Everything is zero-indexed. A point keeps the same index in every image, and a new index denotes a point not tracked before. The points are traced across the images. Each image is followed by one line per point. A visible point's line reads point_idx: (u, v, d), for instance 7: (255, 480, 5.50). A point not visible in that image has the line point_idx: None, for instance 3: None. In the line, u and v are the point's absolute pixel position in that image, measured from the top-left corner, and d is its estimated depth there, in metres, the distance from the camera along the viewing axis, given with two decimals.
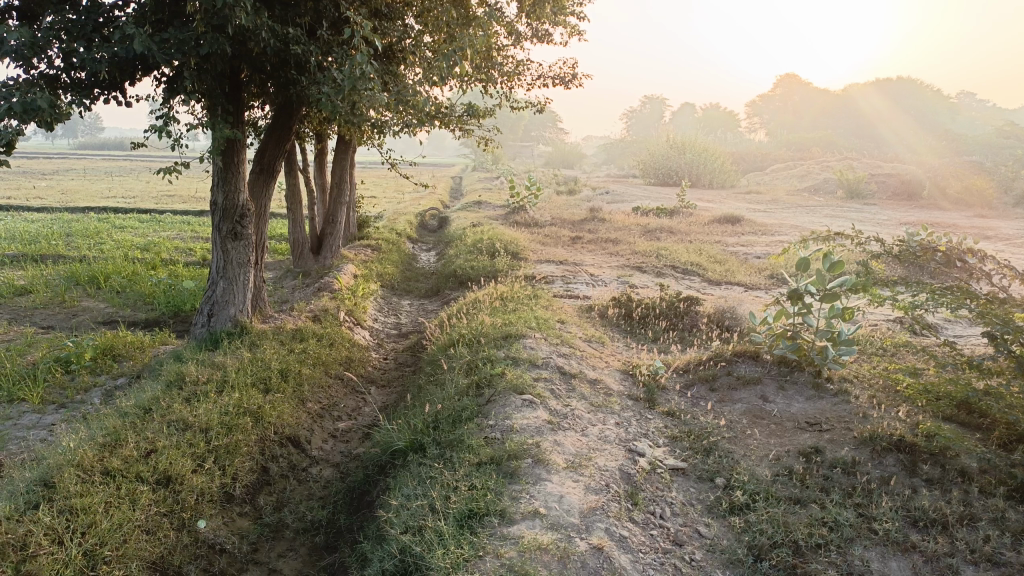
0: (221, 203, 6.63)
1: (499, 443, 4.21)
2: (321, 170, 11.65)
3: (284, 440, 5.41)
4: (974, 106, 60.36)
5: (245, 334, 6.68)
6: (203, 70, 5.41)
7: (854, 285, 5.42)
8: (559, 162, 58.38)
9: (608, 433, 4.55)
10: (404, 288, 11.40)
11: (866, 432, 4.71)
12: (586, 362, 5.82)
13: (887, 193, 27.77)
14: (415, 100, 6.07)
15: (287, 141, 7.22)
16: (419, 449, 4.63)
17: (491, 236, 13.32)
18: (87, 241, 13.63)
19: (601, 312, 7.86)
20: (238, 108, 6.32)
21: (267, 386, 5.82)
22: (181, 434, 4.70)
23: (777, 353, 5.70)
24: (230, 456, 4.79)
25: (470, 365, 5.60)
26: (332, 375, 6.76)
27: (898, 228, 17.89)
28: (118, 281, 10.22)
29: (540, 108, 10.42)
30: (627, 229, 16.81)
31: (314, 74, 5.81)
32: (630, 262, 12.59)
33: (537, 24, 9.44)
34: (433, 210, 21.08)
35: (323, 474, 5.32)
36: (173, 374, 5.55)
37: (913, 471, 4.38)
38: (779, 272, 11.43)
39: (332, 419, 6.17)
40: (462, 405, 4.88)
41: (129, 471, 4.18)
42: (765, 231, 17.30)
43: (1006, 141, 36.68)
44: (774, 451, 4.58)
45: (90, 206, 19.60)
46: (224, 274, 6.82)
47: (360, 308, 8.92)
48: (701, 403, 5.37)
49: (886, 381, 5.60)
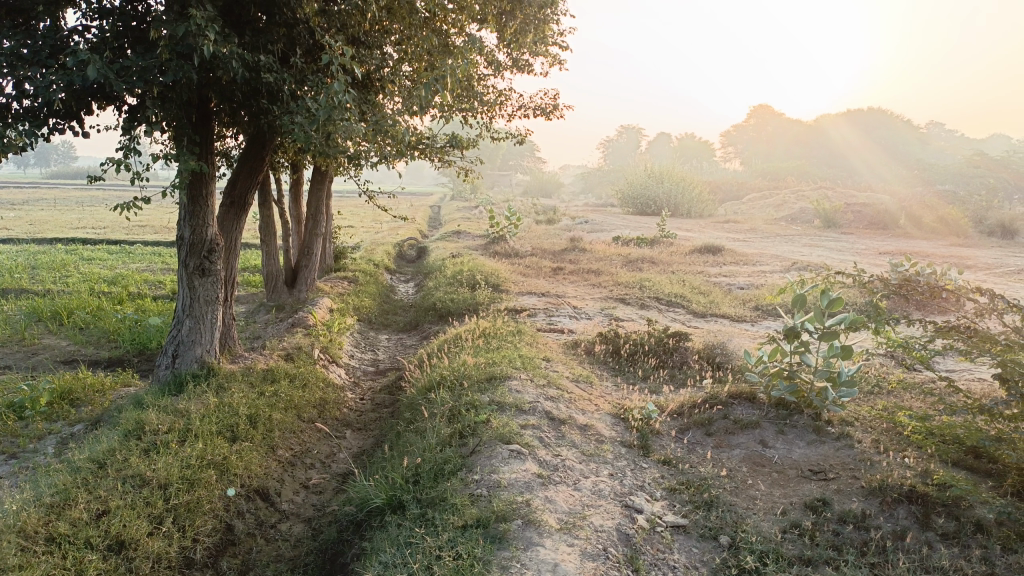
0: (188, 237, 6.28)
1: (485, 501, 3.87)
2: (297, 201, 11.31)
3: (251, 494, 5.03)
4: (944, 136, 61.37)
5: (212, 376, 6.29)
6: (166, 99, 5.10)
7: (854, 322, 5.15)
8: (537, 191, 58.31)
9: (602, 486, 4.23)
10: (381, 322, 11.06)
11: (875, 482, 4.43)
12: (575, 405, 5.49)
13: (862, 221, 27.94)
14: (393, 130, 5.79)
15: (259, 173, 6.89)
16: (397, 507, 4.27)
17: (471, 268, 13.03)
18: (52, 274, 13.15)
19: (587, 348, 7.55)
20: (207, 138, 6.00)
21: (234, 433, 5.44)
22: (137, 492, 4.33)
23: (775, 395, 5.44)
24: (191, 515, 4.43)
25: (452, 412, 5.25)
26: (304, 419, 6.38)
27: (877, 257, 17.89)
28: (82, 316, 9.78)
29: (521, 139, 10.19)
30: (609, 260, 16.60)
31: (286, 103, 5.52)
32: (613, 294, 12.34)
33: (518, 54, 9.27)
34: (411, 240, 20.79)
35: (293, 531, 4.93)
36: (133, 422, 5.17)
37: (926, 523, 4.10)
38: (764, 305, 11.25)
39: (303, 468, 5.78)
40: (444, 458, 4.53)
41: (77, 537, 3.82)
42: (747, 261, 17.19)
43: (977, 171, 37.28)
44: (778, 503, 4.28)
45: (58, 237, 19.08)
46: (190, 312, 6.44)
47: (336, 345, 8.56)
48: (697, 449, 5.06)
49: (889, 423, 5.33)
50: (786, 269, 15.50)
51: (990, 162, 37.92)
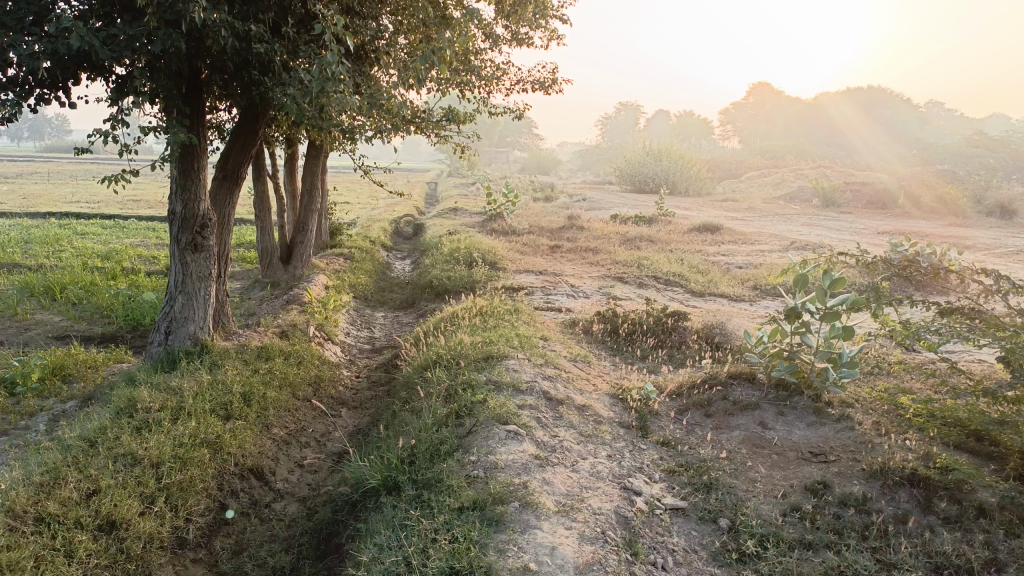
0: (180, 212, 6.17)
1: (482, 483, 3.81)
2: (292, 176, 11.17)
3: (245, 473, 4.97)
4: (943, 116, 61.02)
5: (205, 353, 6.21)
6: (155, 69, 4.96)
7: (857, 304, 5.08)
8: (535, 168, 57.97)
9: (600, 468, 4.17)
10: (377, 299, 10.96)
11: (876, 465, 4.37)
12: (573, 386, 5.43)
13: (860, 201, 27.82)
14: (389, 103, 5.66)
15: (253, 147, 6.75)
16: (393, 488, 4.21)
17: (468, 245, 12.92)
18: (46, 248, 13.01)
19: (585, 327, 7.48)
20: (198, 110, 5.87)
21: (228, 412, 5.38)
22: (128, 471, 4.27)
23: (775, 376, 5.38)
24: (183, 494, 4.37)
25: (448, 391, 5.18)
26: (299, 397, 6.31)
27: (877, 237, 17.81)
28: (75, 292, 9.67)
29: (519, 115, 10.05)
30: (607, 238, 16.50)
31: (279, 75, 5.38)
32: (611, 272, 12.26)
33: (517, 28, 9.10)
34: (407, 217, 20.63)
35: (287, 510, 4.87)
36: (125, 400, 5.09)
37: (928, 507, 4.06)
38: (763, 284, 11.18)
39: (298, 446, 5.72)
40: (440, 438, 4.46)
41: (66, 517, 3.75)
42: (745, 240, 17.10)
43: (976, 151, 37.12)
44: (779, 486, 4.23)
45: (51, 211, 18.91)
46: (183, 288, 6.34)
47: (331, 322, 8.48)
48: (696, 430, 5.00)
49: (890, 405, 5.28)
50: (785, 249, 15.42)
51: (989, 142, 37.76)
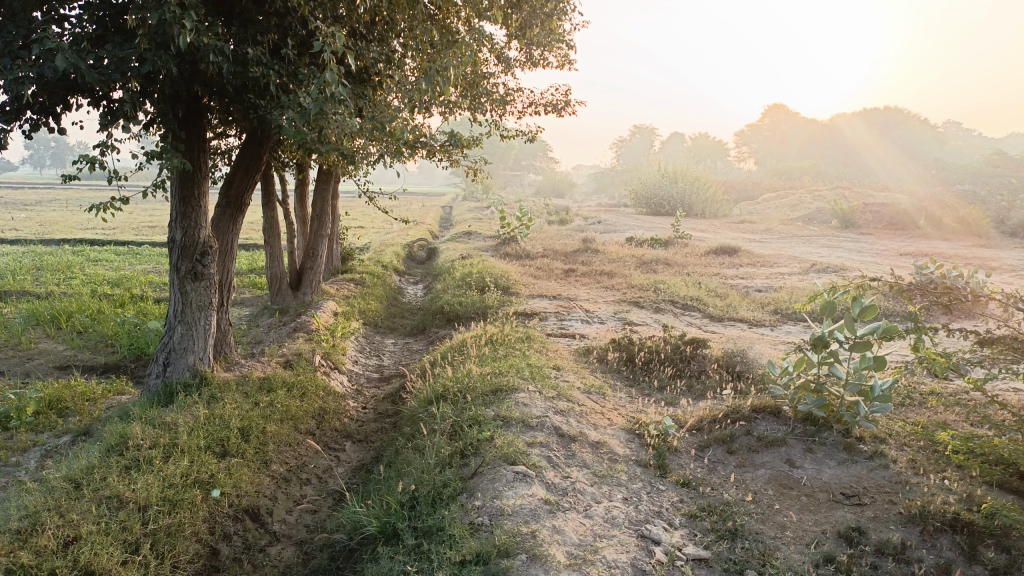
0: (179, 239, 5.95)
1: (486, 533, 3.53)
2: (302, 201, 10.98)
3: (240, 514, 4.71)
4: (961, 136, 60.41)
5: (204, 386, 5.96)
6: (148, 91, 4.79)
7: (889, 332, 4.78)
8: (550, 191, 57.81)
9: (616, 513, 3.86)
10: (388, 325, 10.71)
11: (914, 508, 4.04)
12: (586, 420, 5.13)
13: (880, 222, 27.35)
14: (391, 125, 5.45)
15: (257, 173, 6.55)
16: (392, 536, 3.92)
17: (481, 269, 12.68)
18: (56, 276, 12.87)
19: (599, 356, 7.19)
20: (196, 134, 5.68)
21: (224, 448, 5.12)
22: (113, 515, 4.03)
23: (802, 410, 5.06)
24: (170, 540, 4.11)
25: (455, 428, 4.90)
26: (302, 431, 6.05)
27: (899, 258, 17.42)
28: (81, 320, 9.49)
29: (531, 137, 9.86)
30: (622, 261, 16.22)
31: (277, 98, 5.19)
32: (626, 297, 11.96)
33: (529, 49, 8.92)
34: (421, 241, 20.48)
35: (283, 555, 4.57)
36: (116, 436, 4.85)
37: (973, 556, 3.71)
38: (784, 308, 10.85)
39: (299, 484, 5.45)
40: (443, 480, 4.18)
41: (40, 568, 3.51)
42: (763, 262, 16.76)
43: (997, 171, 36.62)
44: (810, 533, 3.90)
45: (66, 238, 18.88)
46: (182, 318, 6.11)
47: (338, 350, 8.23)
48: (719, 469, 4.69)
49: (925, 441, 4.95)
50: (805, 272, 15.08)
51: (1008, 162, 37.31)
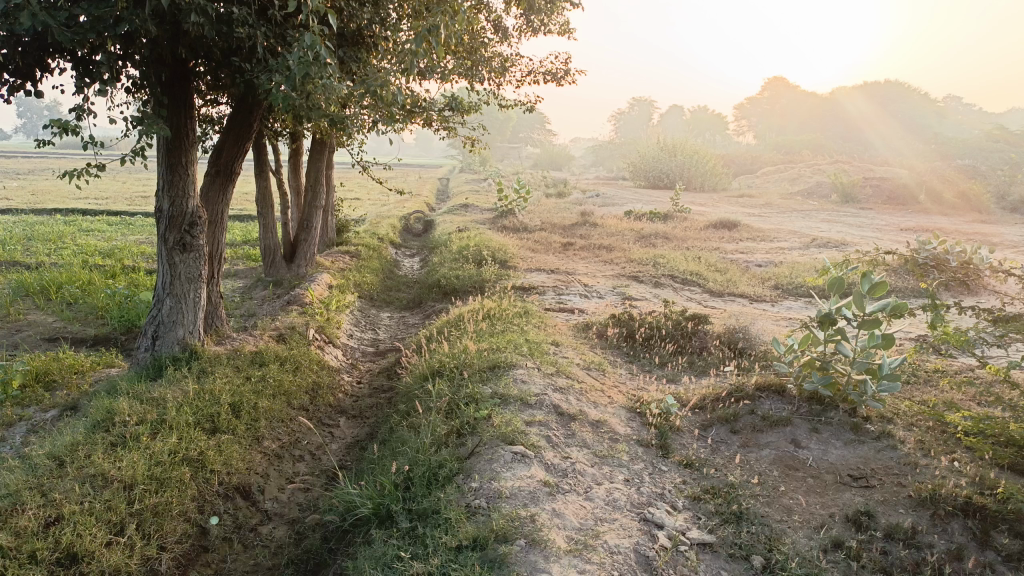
0: (167, 209, 5.75)
1: (483, 517, 3.41)
2: (296, 171, 10.75)
3: (230, 492, 4.58)
4: (961, 111, 60.02)
5: (194, 360, 5.81)
6: (129, 54, 4.57)
7: (897, 310, 4.63)
8: (548, 164, 57.34)
9: (617, 496, 3.74)
10: (384, 299, 10.55)
11: (924, 491, 3.92)
12: (586, 397, 5.00)
13: (881, 197, 27.14)
14: (386, 91, 5.24)
15: (247, 141, 6.34)
16: (386, 517, 3.79)
17: (478, 242, 12.49)
18: (47, 246, 12.65)
19: (599, 332, 7.04)
20: (181, 99, 5.47)
21: (214, 424, 4.98)
22: (97, 494, 3.90)
23: (807, 389, 4.93)
24: (157, 520, 3.99)
25: (451, 406, 4.77)
26: (294, 406, 5.91)
27: (900, 233, 17.27)
28: (71, 291, 9.29)
29: (530, 108, 9.64)
30: (620, 235, 16.04)
31: (265, 61, 4.98)
32: (625, 271, 11.79)
33: (529, 16, 8.66)
34: (418, 213, 20.26)
35: (275, 534, 4.46)
36: (102, 412, 4.70)
37: (985, 542, 3.61)
38: (785, 284, 10.70)
39: (291, 460, 5.32)
40: (438, 460, 4.05)
41: (19, 551, 3.38)
42: (763, 237, 16.60)
43: (997, 146, 36.38)
44: (817, 516, 3.79)
45: (58, 207, 18.60)
46: (171, 290, 5.93)
47: (333, 323, 8.07)
48: (722, 449, 4.57)
49: (934, 421, 4.83)
50: (805, 247, 14.93)
51: (1009, 137, 37.06)
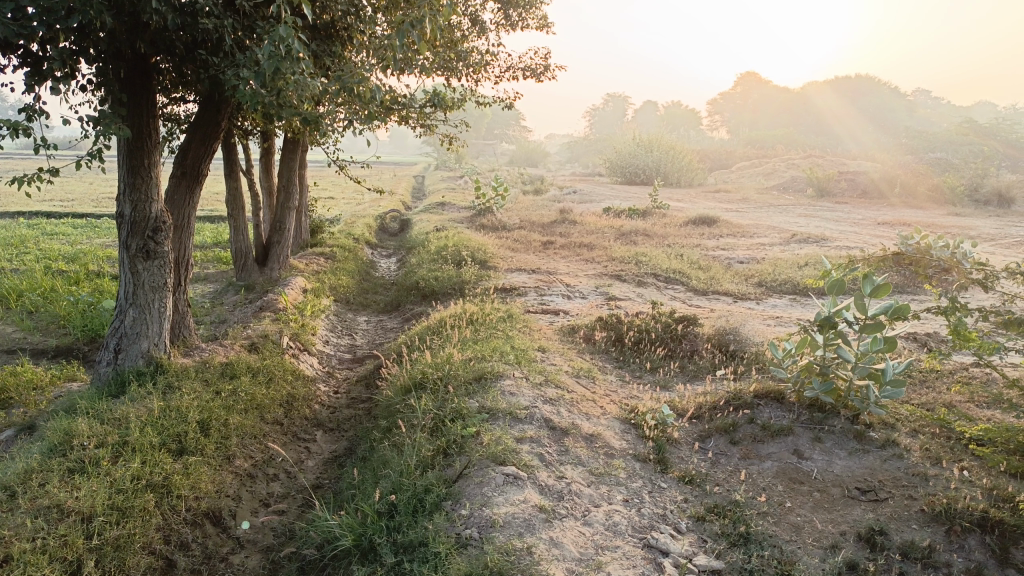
0: (128, 214, 5.39)
1: (476, 550, 3.14)
2: (268, 172, 10.38)
3: (199, 518, 4.26)
4: (931, 105, 60.66)
5: (160, 374, 5.47)
6: (82, 49, 4.23)
7: (900, 312, 4.39)
8: (523, 160, 57.03)
9: (617, 519, 3.49)
10: (360, 302, 10.22)
11: (937, 505, 3.71)
12: (578, 408, 4.75)
13: (856, 191, 27.20)
14: (359, 86, 4.93)
15: (214, 141, 5.99)
16: (368, 549, 3.52)
17: (457, 242, 12.20)
18: (9, 252, 12.12)
19: (586, 335, 6.80)
20: (142, 97, 5.14)
21: (182, 444, 4.65)
22: (51, 529, 3.58)
23: (808, 395, 4.70)
24: (119, 554, 3.68)
25: (436, 423, 4.49)
26: (269, 421, 5.59)
27: (879, 227, 17.23)
28: (32, 299, 8.85)
29: (509, 104, 9.36)
30: (600, 232, 15.82)
31: (232, 56, 4.66)
32: (608, 270, 11.56)
33: (508, 10, 8.38)
34: (394, 212, 19.89)
35: (247, 564, 4.15)
36: (60, 435, 4.37)
37: (1005, 559, 3.40)
38: (769, 280, 10.52)
39: (265, 480, 5.00)
40: (425, 484, 3.77)
41: None
42: (743, 232, 16.47)
43: (968, 140, 36.68)
44: (828, 535, 3.57)
45: (21, 210, 18.00)
46: (134, 300, 5.57)
47: (308, 329, 7.75)
48: (722, 462, 4.34)
49: (938, 427, 4.64)
50: (786, 242, 14.81)
51: (979, 132, 37.40)
